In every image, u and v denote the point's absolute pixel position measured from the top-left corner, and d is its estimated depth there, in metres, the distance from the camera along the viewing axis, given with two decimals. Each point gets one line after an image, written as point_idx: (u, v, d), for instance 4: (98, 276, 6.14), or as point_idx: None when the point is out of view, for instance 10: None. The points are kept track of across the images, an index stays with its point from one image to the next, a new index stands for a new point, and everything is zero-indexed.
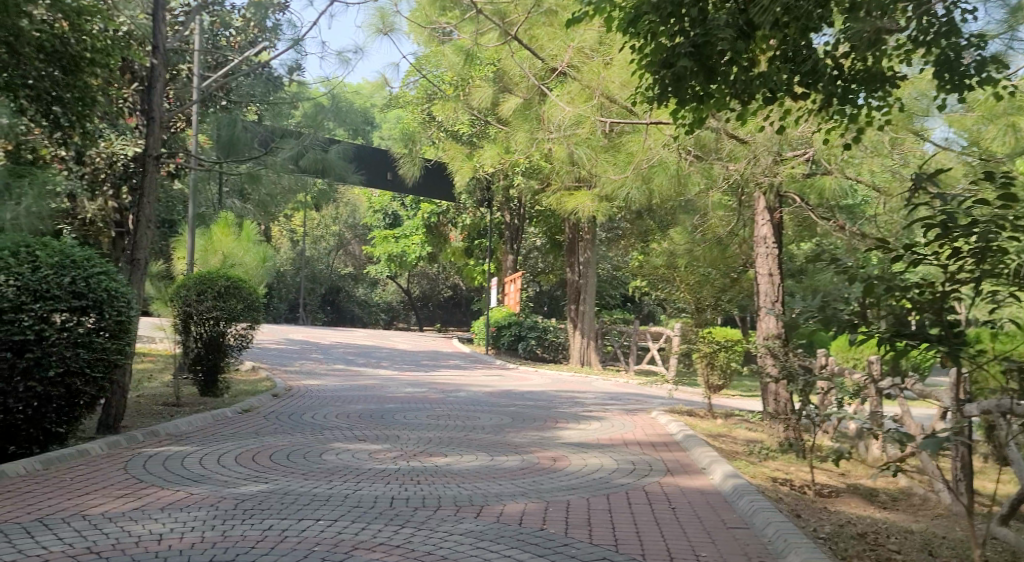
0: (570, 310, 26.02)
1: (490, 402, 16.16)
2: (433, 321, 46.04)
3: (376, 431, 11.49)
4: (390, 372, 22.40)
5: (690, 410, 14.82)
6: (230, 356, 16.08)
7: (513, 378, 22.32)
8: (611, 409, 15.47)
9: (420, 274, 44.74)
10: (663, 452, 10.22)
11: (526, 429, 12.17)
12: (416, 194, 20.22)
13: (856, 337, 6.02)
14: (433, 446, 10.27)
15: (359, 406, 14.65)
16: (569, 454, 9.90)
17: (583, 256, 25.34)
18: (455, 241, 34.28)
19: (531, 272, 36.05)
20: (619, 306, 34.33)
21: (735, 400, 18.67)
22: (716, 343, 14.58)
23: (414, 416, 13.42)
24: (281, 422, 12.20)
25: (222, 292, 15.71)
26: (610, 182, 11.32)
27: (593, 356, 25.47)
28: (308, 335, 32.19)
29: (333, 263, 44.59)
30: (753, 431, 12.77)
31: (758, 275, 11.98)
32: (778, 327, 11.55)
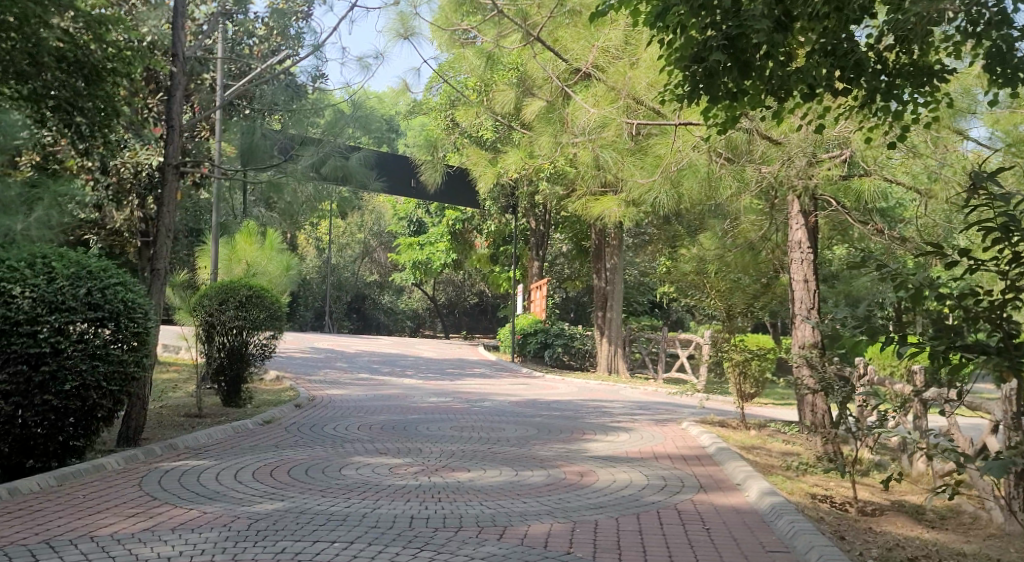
0: (597, 317, 25.66)
1: (516, 412, 15.83)
2: (459, 328, 45.78)
3: (398, 444, 11.20)
4: (414, 381, 22.11)
5: (721, 420, 14.43)
6: (253, 366, 15.89)
7: (539, 387, 21.98)
8: (640, 419, 15.09)
9: (446, 281, 44.50)
10: (695, 467, 9.84)
11: (553, 441, 11.83)
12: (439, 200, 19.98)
13: (907, 350, 5.73)
14: (456, 460, 9.95)
15: (382, 417, 14.38)
16: (597, 469, 9.56)
17: (610, 262, 24.98)
18: (481, 247, 34.01)
19: (557, 279, 35.70)
20: (646, 312, 33.92)
21: (767, 409, 18.25)
22: (747, 351, 14.03)
23: (438, 427, 13.12)
24: (302, 434, 11.93)
25: (244, 301, 15.43)
26: (639, 186, 10.95)
27: (621, 364, 25.08)
28: (334, 343, 32.02)
29: (359, 270, 44.42)
30: (787, 443, 12.36)
31: (793, 281, 11.55)
32: (814, 336, 11.15)
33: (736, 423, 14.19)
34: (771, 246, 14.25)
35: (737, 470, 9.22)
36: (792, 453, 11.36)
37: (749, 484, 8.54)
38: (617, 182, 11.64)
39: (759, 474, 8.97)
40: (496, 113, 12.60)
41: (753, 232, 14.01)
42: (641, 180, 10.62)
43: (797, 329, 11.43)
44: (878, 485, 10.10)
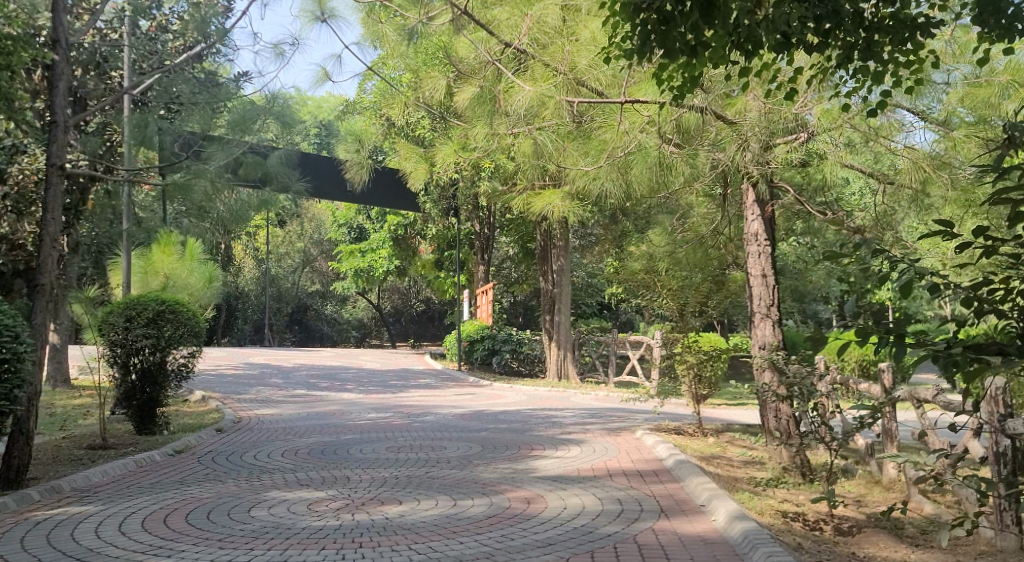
0: (545, 321, 24.65)
1: (459, 426, 14.72)
2: (406, 336, 44.50)
3: (323, 473, 10.02)
4: (353, 395, 20.89)
5: (678, 427, 13.45)
6: (169, 388, 14.69)
7: (486, 396, 20.86)
8: (592, 429, 14.06)
9: (391, 288, 43.19)
10: (652, 485, 8.84)
11: (497, 460, 10.76)
12: (370, 202, 18.96)
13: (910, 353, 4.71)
14: (386, 490, 8.81)
15: (311, 439, 13.18)
16: (545, 494, 8.48)
17: (556, 263, 23.98)
18: (425, 253, 32.83)
19: (505, 283, 34.67)
20: (596, 314, 33.01)
21: (725, 411, 17.30)
22: (703, 352, 13.32)
23: (370, 449, 11.92)
24: (216, 467, 10.70)
25: (155, 317, 14.24)
26: (579, 175, 10.00)
27: (571, 368, 24.06)
28: (271, 357, 30.68)
29: (299, 280, 42.96)
30: (751, 451, 11.39)
31: (750, 276, 10.45)
32: (778, 337, 10.13)
33: (694, 430, 13.21)
34: (725, 241, 13.32)
35: (699, 489, 8.21)
36: (760, 463, 10.37)
37: (714, 506, 7.53)
38: (556, 173, 10.67)
39: (723, 493, 7.99)
40: (422, 103, 11.53)
41: (706, 227, 13.06)
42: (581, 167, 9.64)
43: (756, 329, 10.36)
44: (855, 497, 9.12)
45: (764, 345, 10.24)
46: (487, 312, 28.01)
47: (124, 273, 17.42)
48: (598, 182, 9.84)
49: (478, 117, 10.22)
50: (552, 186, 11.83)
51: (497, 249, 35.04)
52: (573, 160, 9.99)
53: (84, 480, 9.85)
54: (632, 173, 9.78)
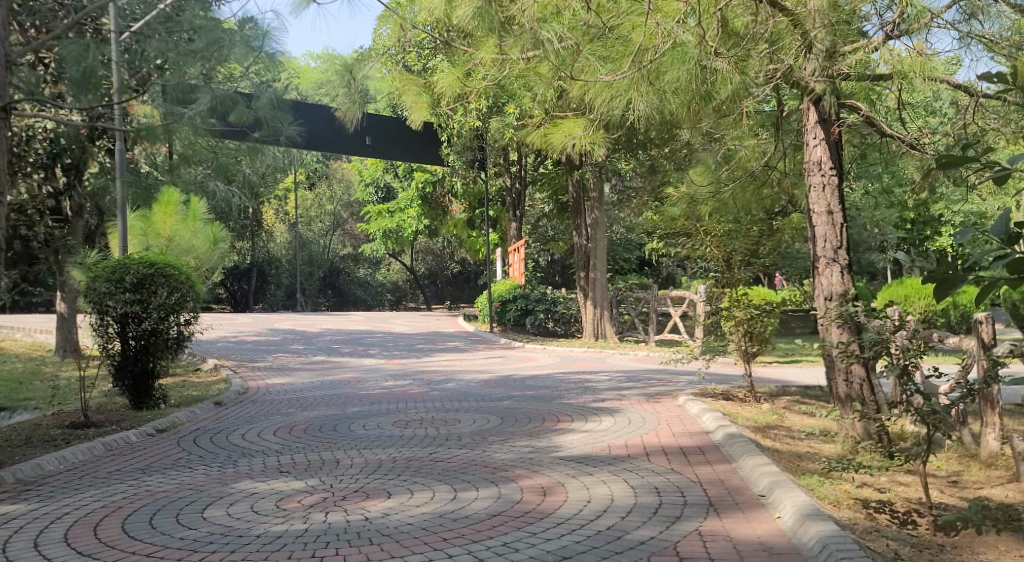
0: (580, 278, 22.98)
1: (481, 394, 13.22)
2: (442, 299, 42.88)
3: (314, 456, 8.60)
4: (374, 361, 19.46)
5: (727, 392, 11.80)
6: (166, 359, 13.23)
7: (516, 359, 19.35)
8: (629, 395, 12.45)
9: (424, 249, 41.56)
10: (698, 467, 7.27)
11: (516, 436, 9.26)
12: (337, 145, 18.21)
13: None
14: (376, 478, 7.36)
15: (314, 413, 11.76)
16: (569, 480, 6.96)
17: (590, 217, 22.23)
18: (456, 212, 31.06)
19: (540, 240, 32.93)
20: (636, 270, 31.26)
21: (777, 370, 15.66)
22: (752, 308, 11.72)
23: (374, 424, 10.45)
24: (195, 449, 9.30)
25: (144, 280, 12.75)
26: (599, 87, 8.44)
27: (608, 327, 22.47)
28: (296, 323, 29.38)
29: (330, 244, 41.10)
30: (813, 419, 9.78)
31: (813, 214, 8.75)
32: (846, 285, 8.49)
33: (746, 394, 11.57)
34: (777, 179, 11.56)
35: (756, 474, 6.65)
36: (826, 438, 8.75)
37: (776, 498, 5.99)
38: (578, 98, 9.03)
39: (787, 478, 6.44)
40: (422, 26, 9.81)
41: (756, 163, 11.30)
42: (602, 76, 8.08)
43: (819, 277, 8.70)
44: (949, 476, 7.48)
45: (831, 296, 8.60)
46: (519, 270, 26.44)
47: (119, 235, 16.08)
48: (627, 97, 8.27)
49: (484, 35, 8.60)
50: (575, 115, 10.17)
51: (531, 205, 33.30)
52: (592, 69, 8.45)
53: (37, 470, 8.61)
54: (667, 83, 8.22)
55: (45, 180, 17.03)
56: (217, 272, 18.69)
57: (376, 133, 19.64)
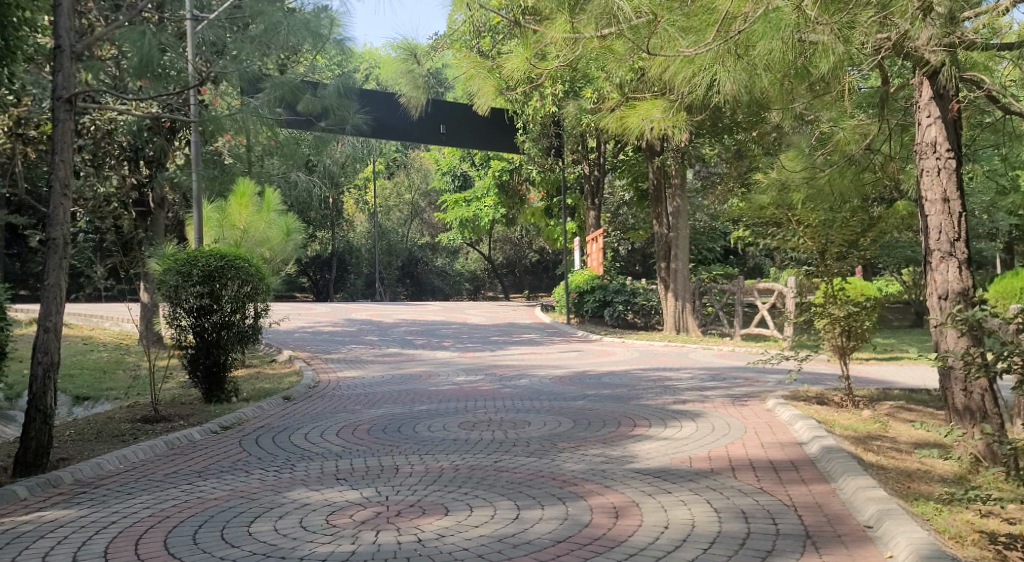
0: (661, 269, 22.12)
1: (556, 393, 12.58)
2: (520, 288, 42.36)
3: (376, 461, 8.07)
4: (448, 354, 18.95)
5: (822, 395, 10.97)
6: (237, 353, 12.31)
7: (595, 353, 18.68)
8: (714, 396, 11.67)
9: (503, 239, 41.04)
10: (791, 487, 6.52)
11: (590, 442, 8.60)
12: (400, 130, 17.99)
13: None
14: (435, 490, 6.79)
15: (383, 411, 11.27)
16: (646, 499, 6.29)
17: (672, 205, 21.29)
18: (535, 201, 30.32)
19: (620, 229, 32.11)
20: (719, 259, 30.23)
21: (873, 368, 14.72)
22: (851, 304, 10.95)
23: (441, 425, 9.87)
24: (255, 451, 8.72)
25: (212, 272, 11.82)
26: (678, 62, 7.91)
27: (691, 321, 21.59)
28: (372, 313, 29.09)
29: (408, 233, 40.77)
30: (918, 428, 8.94)
31: (926, 202, 7.95)
32: (965, 280, 7.71)
33: (842, 397, 10.74)
34: (878, 164, 10.65)
35: (859, 500, 5.95)
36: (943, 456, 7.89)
37: (886, 532, 5.41)
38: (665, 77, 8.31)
39: (897, 506, 5.79)
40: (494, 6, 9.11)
41: (855, 145, 10.49)
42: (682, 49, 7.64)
43: (932, 272, 7.91)
44: None
45: (946, 294, 7.80)
46: (597, 261, 25.66)
47: (194, 226, 15.33)
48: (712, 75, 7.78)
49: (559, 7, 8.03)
50: (656, 95, 9.47)
51: (611, 194, 32.47)
52: (672, 42, 7.92)
53: (95, 470, 8.15)
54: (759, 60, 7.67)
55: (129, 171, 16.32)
56: (293, 262, 17.71)
57: (451, 121, 19.12)
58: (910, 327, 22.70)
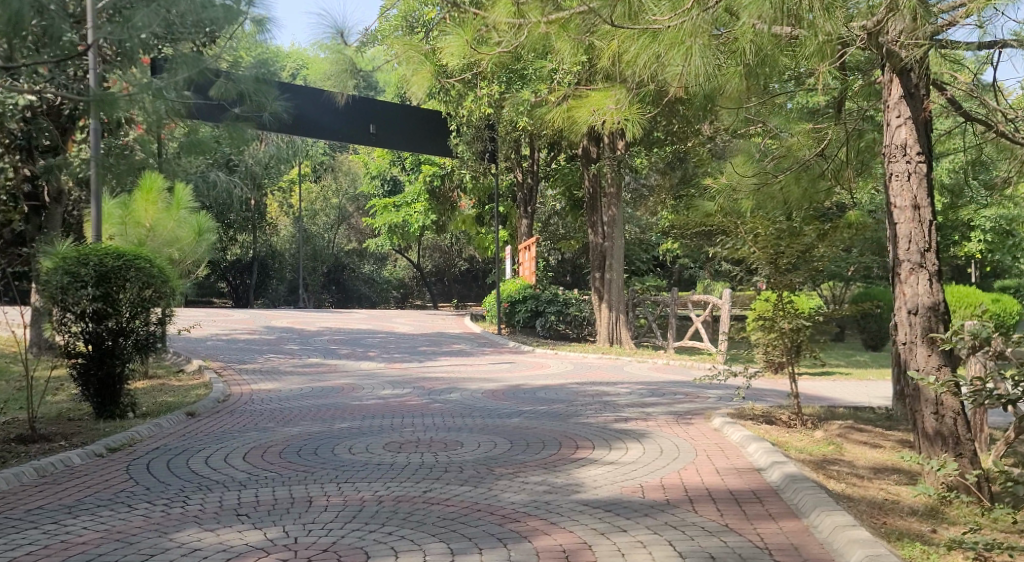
0: (594, 279, 21.35)
1: (488, 409, 11.72)
2: (449, 297, 41.38)
3: (285, 493, 7.13)
4: (373, 365, 17.97)
5: (769, 413, 10.31)
6: (133, 363, 11.15)
7: (527, 365, 17.88)
8: (655, 414, 10.94)
9: (431, 246, 40.06)
10: (758, 524, 5.83)
11: (526, 469, 7.78)
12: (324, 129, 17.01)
13: None
14: (352, 530, 5.96)
15: (298, 428, 10.28)
16: (597, 544, 5.56)
17: (607, 214, 20.53)
18: (465, 208, 29.36)
19: (551, 238, 31.39)
20: (652, 271, 29.68)
21: (816, 384, 14.12)
22: (801, 318, 10.24)
23: (361, 446, 8.95)
24: (145, 480, 7.73)
25: (105, 273, 10.67)
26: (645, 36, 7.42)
27: (625, 333, 20.88)
28: (294, 320, 27.85)
29: (335, 238, 39.39)
30: (878, 453, 8.31)
31: (896, 209, 7.29)
32: (936, 294, 7.11)
33: (790, 416, 10.07)
34: (832, 171, 10.07)
35: (842, 543, 5.35)
36: (910, 483, 7.30)
37: None
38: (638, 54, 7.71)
39: (887, 551, 5.21)
40: None
41: (807, 151, 9.89)
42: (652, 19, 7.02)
43: (901, 285, 7.26)
44: None
45: (916, 309, 7.16)
46: (529, 270, 24.80)
47: (92, 222, 14.06)
48: (688, 50, 7.17)
49: None
50: (607, 86, 8.82)
51: (542, 201, 31.71)
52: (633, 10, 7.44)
53: None
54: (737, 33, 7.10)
55: (21, 162, 14.87)
56: (204, 264, 16.43)
57: (381, 120, 18.19)
58: (839, 342, 22.42)
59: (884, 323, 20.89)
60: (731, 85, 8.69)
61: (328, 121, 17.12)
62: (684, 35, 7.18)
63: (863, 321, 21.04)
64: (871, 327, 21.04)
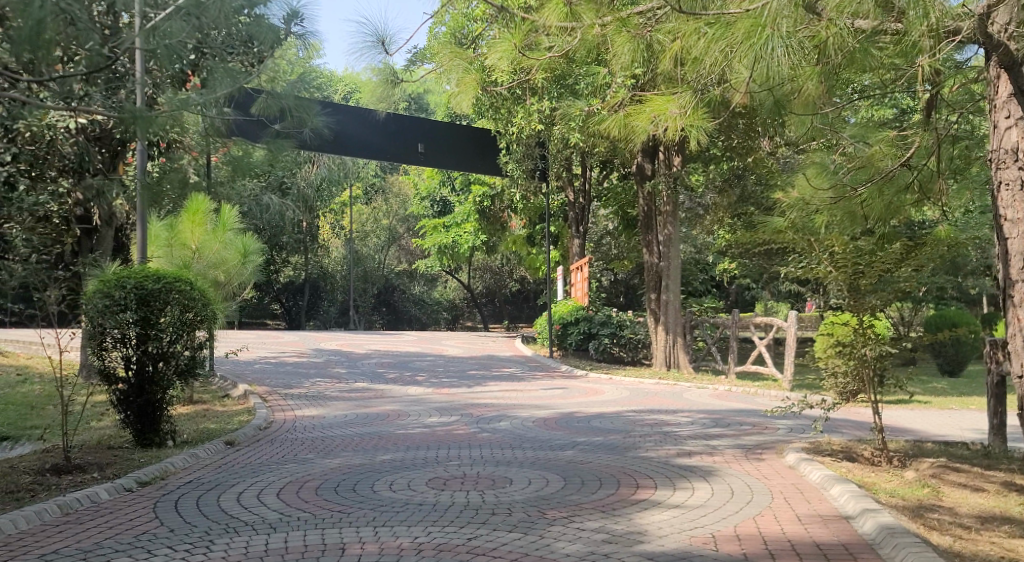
0: (650, 301, 20.48)
1: (540, 440, 10.94)
2: (500, 318, 40.70)
3: (323, 538, 6.42)
4: (421, 390, 17.30)
5: (849, 449, 9.42)
6: (175, 390, 10.41)
7: (581, 391, 17.09)
8: (723, 448, 10.10)
9: (482, 267, 39.45)
10: None
11: (583, 512, 7.03)
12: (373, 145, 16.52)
13: None
14: None
15: (339, 461, 9.61)
16: None
17: (663, 233, 19.67)
18: (516, 228, 28.63)
19: (604, 259, 30.59)
20: (710, 292, 28.70)
21: (894, 414, 13.13)
22: (884, 345, 9.33)
23: (406, 483, 8.23)
24: (171, 520, 7.09)
25: (149, 295, 9.96)
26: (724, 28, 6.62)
27: (683, 357, 19.94)
28: (344, 343, 27.31)
29: (385, 260, 38.87)
30: (979, 498, 7.43)
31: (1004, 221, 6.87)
32: None
33: (873, 452, 9.18)
34: (918, 182, 9.18)
35: None
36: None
37: None
38: (708, 48, 6.95)
39: None
40: None
41: (890, 160, 9.03)
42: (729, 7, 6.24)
43: (1015, 309, 6.78)
44: None
45: None
46: (582, 291, 24.04)
47: (137, 244, 13.56)
48: (765, 40, 6.39)
49: None
50: (670, 90, 8.07)
51: (594, 221, 30.97)
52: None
53: None
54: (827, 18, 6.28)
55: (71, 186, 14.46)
56: (250, 287, 15.85)
57: (430, 140, 17.67)
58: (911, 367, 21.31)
59: (959, 347, 19.76)
60: (811, 85, 7.87)
61: (374, 139, 16.57)
62: (760, 21, 6.45)
63: (937, 345, 19.93)
64: (946, 350, 19.90)
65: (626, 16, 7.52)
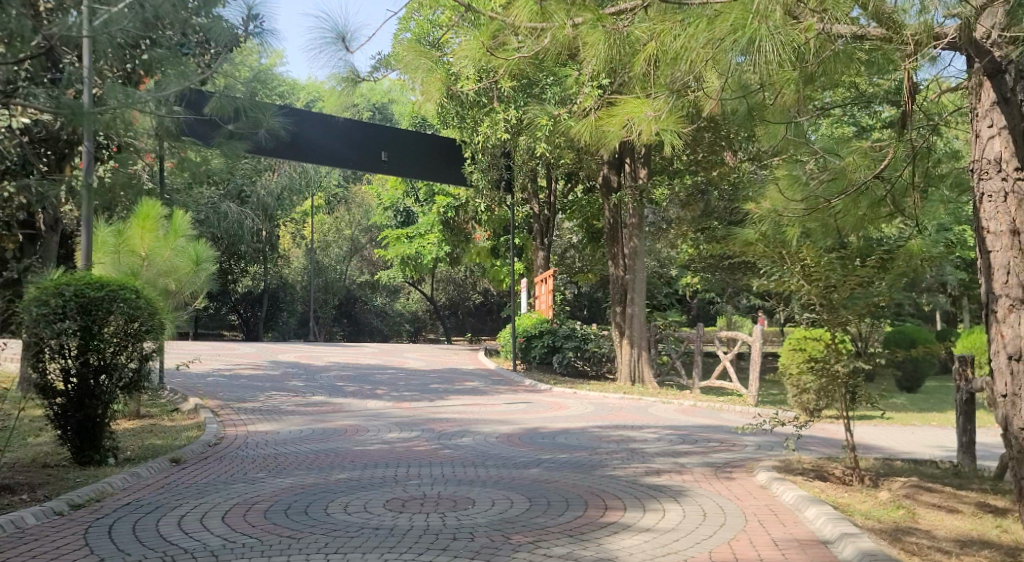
0: (614, 314, 20.18)
1: (502, 457, 10.55)
2: (462, 331, 40.23)
3: None
4: (380, 404, 16.85)
5: (819, 467, 9.15)
6: (117, 402, 9.90)
7: (544, 406, 16.73)
8: (690, 466, 9.78)
9: (444, 279, 38.97)
10: None
11: (547, 536, 6.68)
12: (337, 154, 16.13)
13: None
14: None
15: (290, 480, 9.16)
16: None
17: (629, 246, 19.40)
18: (479, 239, 28.24)
19: (568, 271, 30.27)
20: (674, 305, 28.47)
21: (862, 431, 12.90)
22: (857, 360, 9.07)
23: (360, 505, 7.81)
24: (105, 547, 6.63)
25: (90, 304, 9.47)
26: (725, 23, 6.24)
27: (647, 371, 19.65)
28: (302, 355, 26.73)
29: (347, 271, 37.95)
30: (956, 520, 7.19)
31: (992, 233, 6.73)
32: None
33: (844, 471, 8.92)
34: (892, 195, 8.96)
35: None
36: None
37: None
38: (686, 48, 6.64)
39: None
40: None
41: (863, 172, 8.80)
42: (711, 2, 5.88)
43: (999, 325, 6.64)
44: None
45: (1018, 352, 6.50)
46: (546, 304, 23.69)
47: (83, 250, 13.01)
48: (749, 36, 6.09)
49: None
50: (642, 94, 7.76)
51: (558, 234, 30.65)
52: None
53: None
54: None
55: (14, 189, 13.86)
56: (202, 296, 15.33)
57: (393, 148, 17.29)
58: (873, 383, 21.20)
59: (920, 364, 19.65)
60: (788, 91, 7.58)
61: (337, 146, 16.17)
62: (746, 15, 6.18)
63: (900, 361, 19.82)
64: (907, 367, 19.80)
65: (600, 14, 7.22)
